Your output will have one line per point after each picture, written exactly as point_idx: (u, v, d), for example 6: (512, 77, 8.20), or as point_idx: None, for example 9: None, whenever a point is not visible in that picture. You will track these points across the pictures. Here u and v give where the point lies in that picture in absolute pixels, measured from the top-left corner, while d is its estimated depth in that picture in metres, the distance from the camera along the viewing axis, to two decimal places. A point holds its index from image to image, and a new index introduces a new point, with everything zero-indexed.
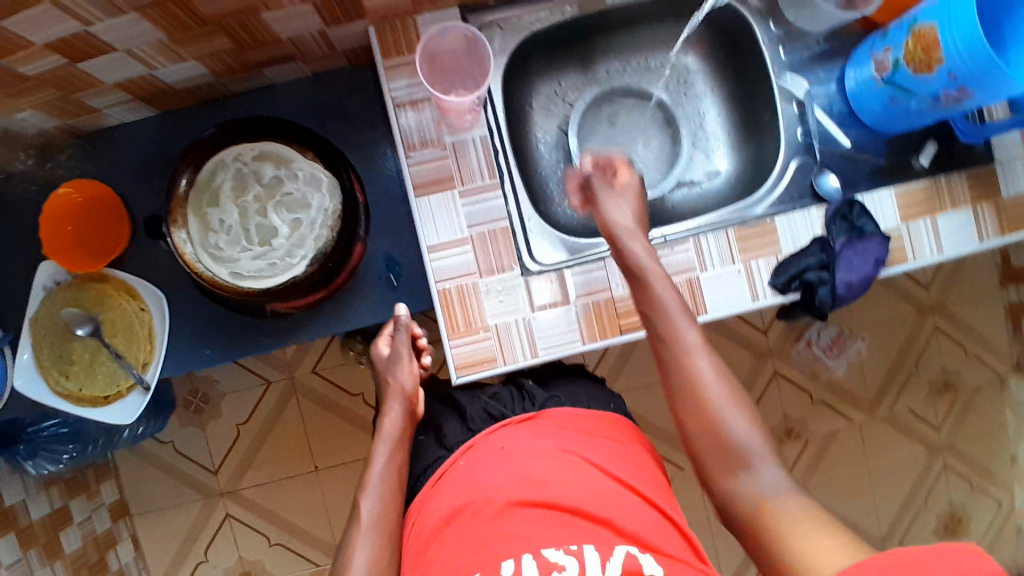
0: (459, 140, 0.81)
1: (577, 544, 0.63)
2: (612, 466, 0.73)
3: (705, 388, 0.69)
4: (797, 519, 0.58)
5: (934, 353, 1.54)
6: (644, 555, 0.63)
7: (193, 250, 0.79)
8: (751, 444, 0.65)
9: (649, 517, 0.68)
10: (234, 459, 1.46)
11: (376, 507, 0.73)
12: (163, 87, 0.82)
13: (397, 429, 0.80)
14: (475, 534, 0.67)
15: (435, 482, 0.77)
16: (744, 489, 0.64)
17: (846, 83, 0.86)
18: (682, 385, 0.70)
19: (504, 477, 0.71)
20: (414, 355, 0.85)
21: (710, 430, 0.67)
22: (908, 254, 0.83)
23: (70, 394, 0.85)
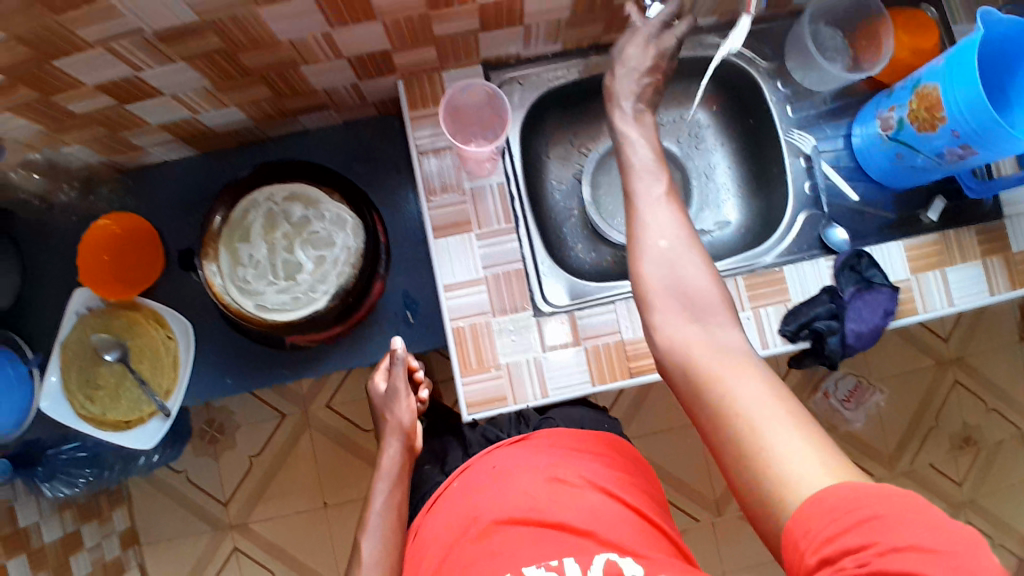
0: (478, 186, 0.85)
1: (558, 559, 0.62)
2: (599, 482, 0.74)
3: (663, 238, 0.63)
4: (763, 399, 0.53)
5: (954, 406, 1.51)
6: (624, 559, 0.62)
7: (223, 283, 0.84)
8: (709, 301, 0.61)
9: (634, 527, 0.68)
10: (246, 490, 1.47)
11: (377, 547, 0.76)
12: (205, 130, 0.88)
13: (396, 464, 0.83)
14: (463, 557, 0.67)
15: (431, 505, 0.79)
16: (698, 349, 0.59)
17: (853, 139, 0.90)
18: (642, 230, 0.65)
19: (496, 496, 0.73)
20: (411, 390, 0.87)
21: (669, 284, 0.62)
22: (918, 306, 0.84)
23: (94, 417, 0.88)
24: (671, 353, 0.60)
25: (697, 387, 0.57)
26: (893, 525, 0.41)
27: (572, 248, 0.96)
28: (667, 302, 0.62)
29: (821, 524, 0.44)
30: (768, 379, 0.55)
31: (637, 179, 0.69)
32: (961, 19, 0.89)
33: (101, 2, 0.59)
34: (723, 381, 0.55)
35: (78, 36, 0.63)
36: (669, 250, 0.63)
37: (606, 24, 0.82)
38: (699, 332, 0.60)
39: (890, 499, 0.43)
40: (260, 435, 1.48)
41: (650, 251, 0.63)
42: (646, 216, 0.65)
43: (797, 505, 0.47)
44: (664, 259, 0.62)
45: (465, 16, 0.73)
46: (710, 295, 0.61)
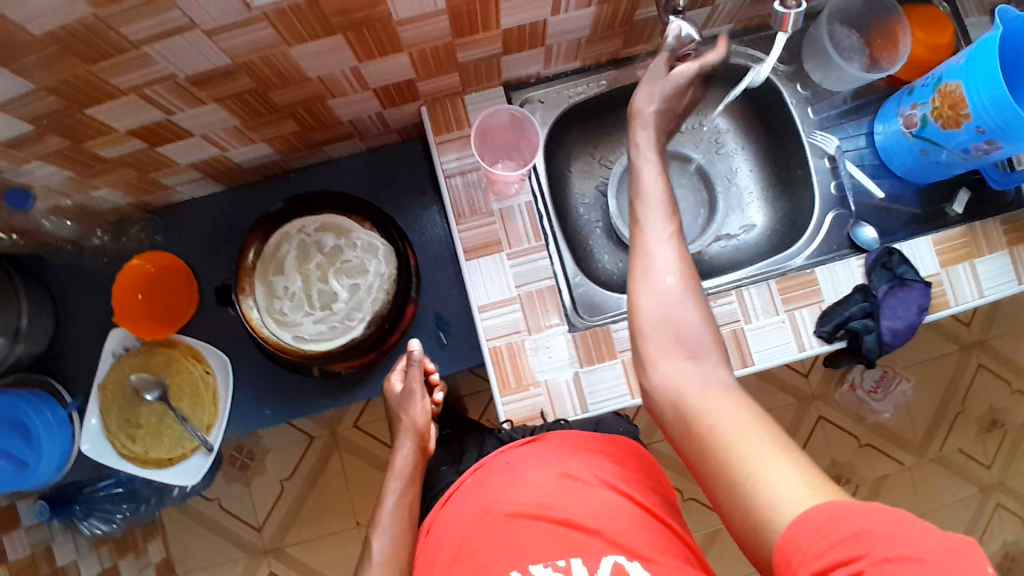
0: (506, 206, 0.85)
1: (564, 559, 0.61)
2: (611, 481, 0.70)
3: (666, 276, 0.62)
4: (751, 430, 0.52)
5: (979, 390, 1.51)
6: (632, 564, 0.60)
7: (260, 316, 0.85)
8: (702, 340, 0.60)
9: (642, 526, 0.65)
10: (280, 513, 1.48)
11: (389, 542, 0.74)
12: (231, 166, 0.88)
13: (408, 467, 0.81)
14: (468, 550, 0.66)
15: (443, 503, 0.77)
16: (689, 385, 0.58)
17: (876, 137, 0.90)
18: (644, 267, 0.63)
19: (504, 494, 0.71)
20: (425, 391, 0.85)
21: (665, 322, 0.61)
22: (949, 299, 0.84)
23: (137, 456, 0.89)
24: (664, 390, 0.59)
25: (688, 420, 0.57)
26: (882, 537, 0.41)
27: (600, 260, 0.96)
28: (662, 339, 0.61)
29: (810, 540, 0.44)
30: (756, 412, 0.55)
31: (644, 213, 0.66)
32: (973, 11, 0.89)
33: (136, 51, 0.60)
34: (713, 414, 0.55)
35: (111, 85, 0.64)
36: (671, 289, 0.62)
37: (624, 39, 0.83)
38: (691, 371, 0.59)
39: (878, 512, 0.43)
40: (290, 458, 1.49)
41: (654, 290, 0.62)
42: (651, 254, 0.64)
43: (785, 525, 0.46)
44: (664, 297, 0.61)
45: (489, 40, 0.74)
46: (702, 333, 0.61)
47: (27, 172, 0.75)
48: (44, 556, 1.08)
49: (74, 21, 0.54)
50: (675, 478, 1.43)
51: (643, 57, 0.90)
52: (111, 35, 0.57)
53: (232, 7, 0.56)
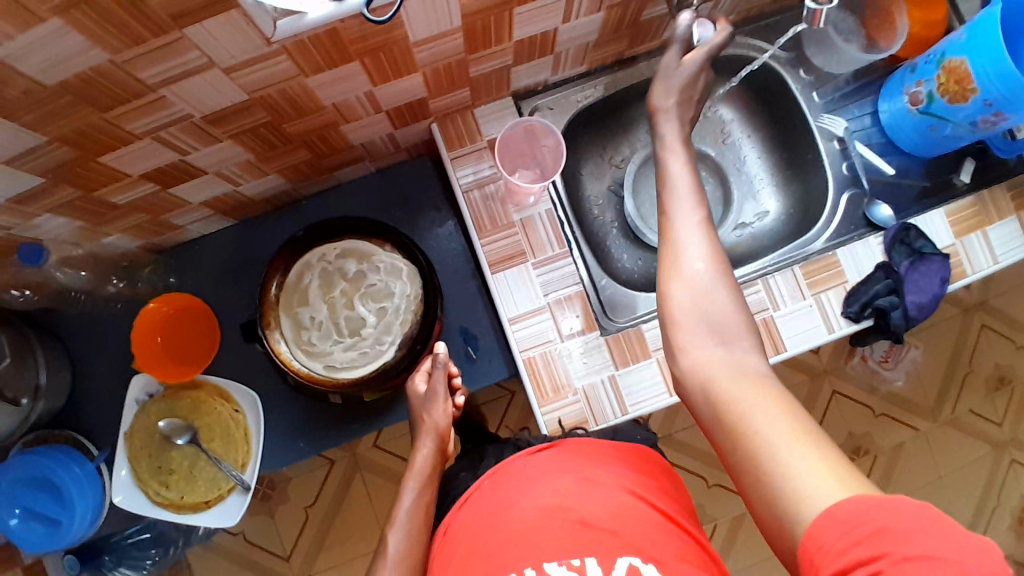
0: (527, 216, 0.85)
1: (579, 558, 0.61)
2: (631, 487, 0.70)
3: (697, 265, 0.62)
4: (779, 418, 0.52)
5: (987, 350, 1.54)
6: (647, 566, 0.60)
7: (289, 349, 0.85)
8: (732, 326, 0.60)
9: (656, 527, 0.65)
10: (307, 541, 1.44)
11: (403, 540, 0.72)
12: (243, 200, 0.87)
13: (428, 467, 0.79)
14: (482, 548, 0.66)
15: (462, 504, 0.75)
16: (717, 371, 0.58)
17: (880, 115, 0.92)
18: (675, 253, 0.64)
19: (526, 499, 0.69)
20: (448, 393, 0.83)
21: (697, 311, 0.61)
22: (967, 269, 0.85)
23: (171, 502, 0.87)
24: (696, 378, 0.59)
25: (718, 409, 0.57)
26: (905, 535, 0.41)
27: (619, 259, 0.96)
28: (690, 327, 0.61)
29: (832, 536, 0.44)
30: (787, 404, 0.54)
31: (674, 206, 0.67)
32: None
33: (152, 95, 0.58)
34: (740, 402, 0.55)
35: (126, 130, 0.62)
36: (701, 275, 0.62)
37: (630, 38, 0.83)
38: (720, 360, 0.59)
39: (906, 509, 0.43)
40: (311, 484, 1.46)
41: (686, 278, 0.62)
42: (682, 240, 0.64)
43: (808, 521, 0.46)
44: (695, 286, 0.62)
45: (499, 53, 0.74)
46: (734, 318, 0.61)
47: (36, 226, 0.73)
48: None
49: (89, 70, 0.52)
50: (699, 465, 1.44)
51: (648, 55, 0.90)
52: (128, 80, 0.55)
53: (252, 42, 0.55)
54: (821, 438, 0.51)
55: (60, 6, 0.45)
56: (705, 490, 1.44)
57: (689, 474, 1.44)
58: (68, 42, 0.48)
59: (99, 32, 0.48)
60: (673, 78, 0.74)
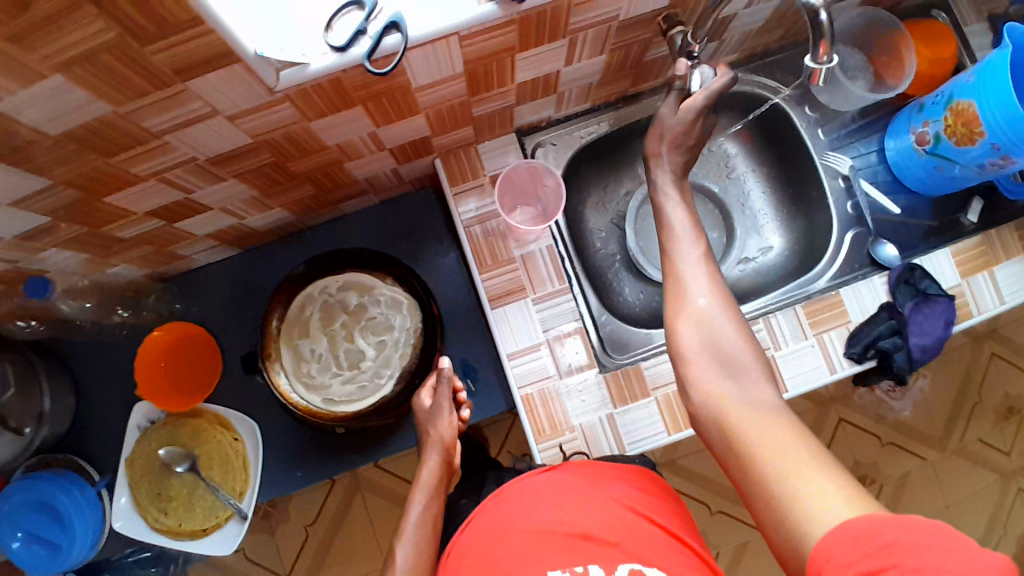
0: (527, 252, 0.85)
1: (582, 566, 0.62)
2: (632, 502, 0.70)
3: (701, 299, 0.63)
4: (789, 445, 0.53)
5: (997, 379, 1.52)
6: (647, 570, 0.62)
7: (288, 381, 0.85)
8: (739, 359, 0.60)
9: (659, 538, 0.66)
10: (306, 561, 1.42)
11: (413, 554, 0.72)
12: (248, 231, 0.88)
13: (435, 479, 0.79)
14: (489, 561, 0.66)
15: (468, 524, 0.75)
16: (728, 403, 0.58)
17: (887, 153, 0.91)
18: (676, 289, 0.65)
19: (535, 515, 0.69)
20: (453, 407, 0.83)
21: (704, 343, 0.62)
22: (973, 309, 0.84)
23: (170, 529, 0.87)
24: (708, 411, 0.60)
25: (732, 440, 0.57)
26: (913, 548, 0.41)
27: (621, 293, 0.96)
28: (699, 360, 0.61)
29: (841, 551, 0.44)
30: (799, 432, 0.54)
31: (674, 243, 0.69)
32: (971, 20, 0.90)
33: (156, 140, 0.59)
34: (752, 433, 0.55)
35: (132, 171, 0.63)
36: (705, 309, 0.63)
37: (633, 77, 0.84)
38: (732, 392, 0.59)
39: (917, 526, 0.42)
40: (312, 505, 1.43)
41: (689, 313, 0.63)
42: (685, 277, 0.65)
43: (818, 538, 0.46)
44: (699, 320, 0.62)
45: (502, 94, 0.74)
46: (741, 350, 0.61)
47: (43, 259, 0.74)
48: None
49: (93, 120, 0.53)
50: (702, 492, 1.43)
51: (652, 92, 0.90)
52: (132, 128, 0.56)
53: (255, 92, 0.56)
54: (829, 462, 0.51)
55: (62, 64, 0.46)
56: (708, 517, 1.43)
57: (693, 501, 1.43)
58: (71, 96, 0.49)
59: (101, 87, 0.49)
60: (670, 121, 0.76)
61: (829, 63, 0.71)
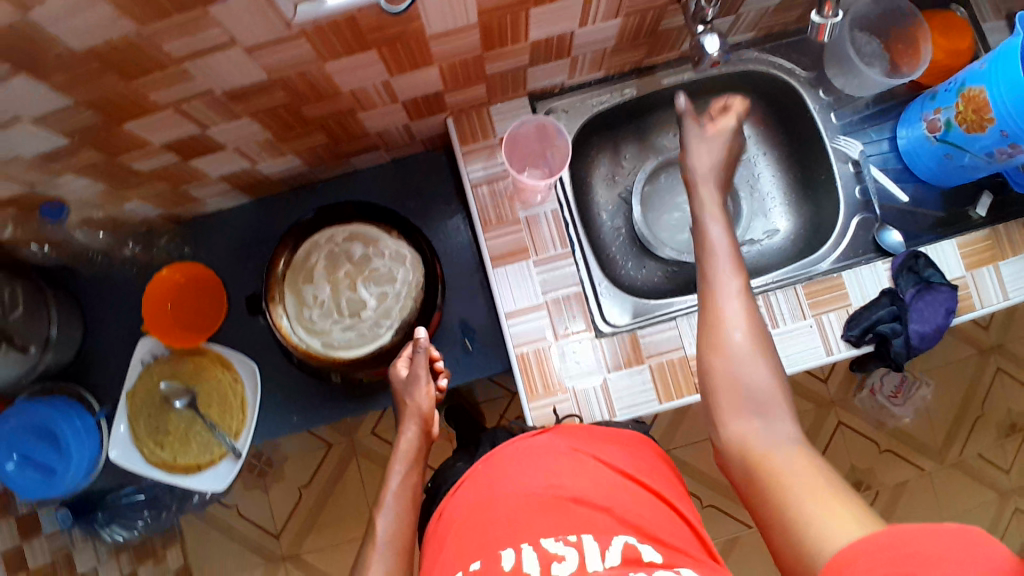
0: (532, 215, 0.86)
1: (576, 535, 0.61)
2: (620, 465, 0.71)
3: (737, 335, 0.65)
4: (809, 479, 0.55)
5: (997, 394, 1.50)
6: (643, 545, 0.61)
7: (290, 324, 0.88)
8: (772, 398, 0.63)
9: (646, 504, 0.66)
10: (297, 522, 1.39)
11: (391, 519, 0.71)
12: (260, 178, 0.91)
13: (412, 450, 0.78)
14: (476, 524, 0.65)
15: (457, 484, 0.75)
16: (756, 439, 0.61)
17: (898, 141, 0.91)
18: (711, 321, 0.68)
19: (522, 476, 0.69)
20: (430, 376, 0.81)
21: (738, 380, 0.64)
22: (976, 301, 0.84)
23: (165, 463, 0.88)
24: (736, 445, 0.62)
25: (757, 473, 0.59)
26: (927, 557, 0.39)
27: (623, 267, 0.96)
28: (730, 396, 0.64)
29: (865, 558, 0.44)
30: (822, 470, 0.56)
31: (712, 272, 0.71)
32: (990, 17, 0.90)
33: (175, 68, 0.61)
34: (776, 466, 0.58)
35: (151, 98, 0.65)
36: (740, 346, 0.65)
37: (647, 47, 0.85)
38: (760, 429, 0.62)
39: (940, 537, 0.40)
40: (307, 466, 1.40)
41: (727, 348, 0.65)
42: (723, 311, 0.67)
43: (833, 555, 0.48)
44: (736, 355, 0.64)
45: (517, 52, 0.76)
46: (771, 388, 0.63)
47: (62, 185, 0.76)
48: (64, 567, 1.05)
49: (117, 39, 0.55)
50: (694, 483, 1.43)
51: (666, 66, 0.91)
52: (153, 52, 0.58)
53: (273, 25, 0.58)
54: (847, 496, 0.53)
55: None
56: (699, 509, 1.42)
57: None
58: (98, 11, 0.51)
59: (128, 4, 0.52)
60: (708, 144, 0.82)
61: (834, 18, 0.74)
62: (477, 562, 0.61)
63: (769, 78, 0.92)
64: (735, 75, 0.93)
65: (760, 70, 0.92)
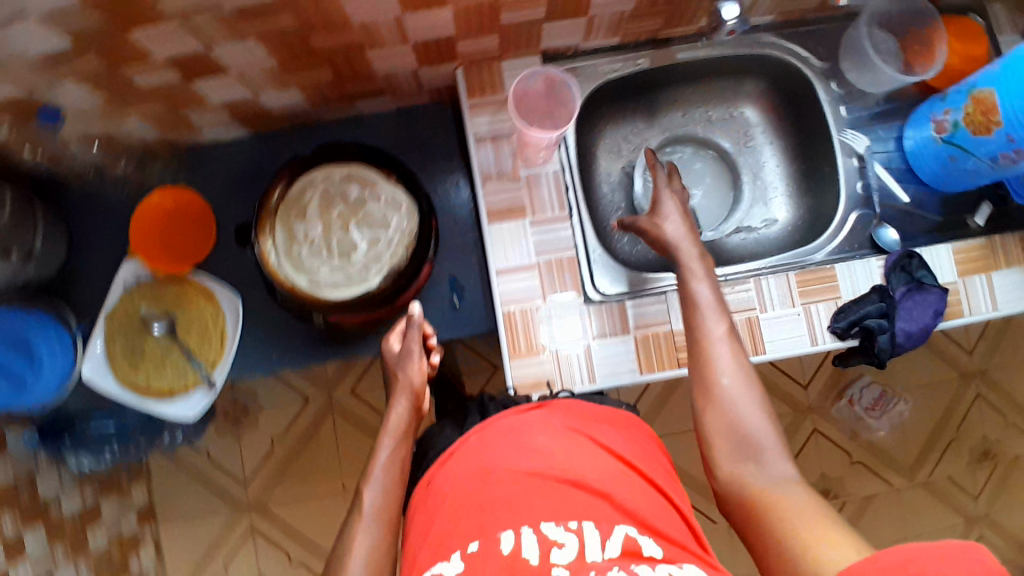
0: (533, 174, 0.86)
1: (577, 522, 0.59)
2: (617, 451, 0.70)
3: (726, 380, 0.69)
4: (806, 512, 0.58)
5: (974, 418, 1.51)
6: (643, 537, 0.59)
7: (278, 259, 0.87)
8: (765, 439, 0.66)
9: (644, 492, 0.65)
10: (267, 473, 1.35)
11: (379, 492, 0.70)
12: (261, 111, 0.90)
13: (403, 425, 0.77)
14: (472, 503, 0.64)
15: (446, 459, 0.73)
16: (751, 478, 0.64)
17: (905, 142, 0.91)
18: (698, 369, 0.72)
19: (519, 456, 0.68)
20: (424, 352, 0.81)
21: (731, 422, 0.68)
22: (965, 308, 0.84)
23: (136, 387, 0.86)
24: (733, 485, 0.65)
25: (754, 507, 0.62)
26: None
27: (618, 242, 0.94)
28: (722, 438, 0.67)
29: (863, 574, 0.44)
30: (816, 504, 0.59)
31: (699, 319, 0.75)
32: (1007, 29, 0.90)
33: None
34: (770, 500, 0.61)
35: (156, 6, 0.64)
36: (727, 390, 0.69)
37: (664, 16, 0.84)
38: (755, 472, 0.65)
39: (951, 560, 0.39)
40: (282, 418, 1.36)
41: (717, 396, 0.69)
42: (711, 358, 0.72)
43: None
44: (728, 400, 0.68)
45: (533, 5, 0.75)
46: (766, 429, 0.67)
47: (57, 91, 0.75)
48: (26, 488, 0.97)
49: None
50: None
51: (682, 40, 0.91)
52: None
53: None
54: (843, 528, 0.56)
55: None
56: None
57: None
58: None
59: None
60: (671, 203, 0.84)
61: None
62: (476, 543, 0.60)
63: (780, 64, 0.92)
64: (747, 59, 0.93)
65: (771, 54, 0.91)
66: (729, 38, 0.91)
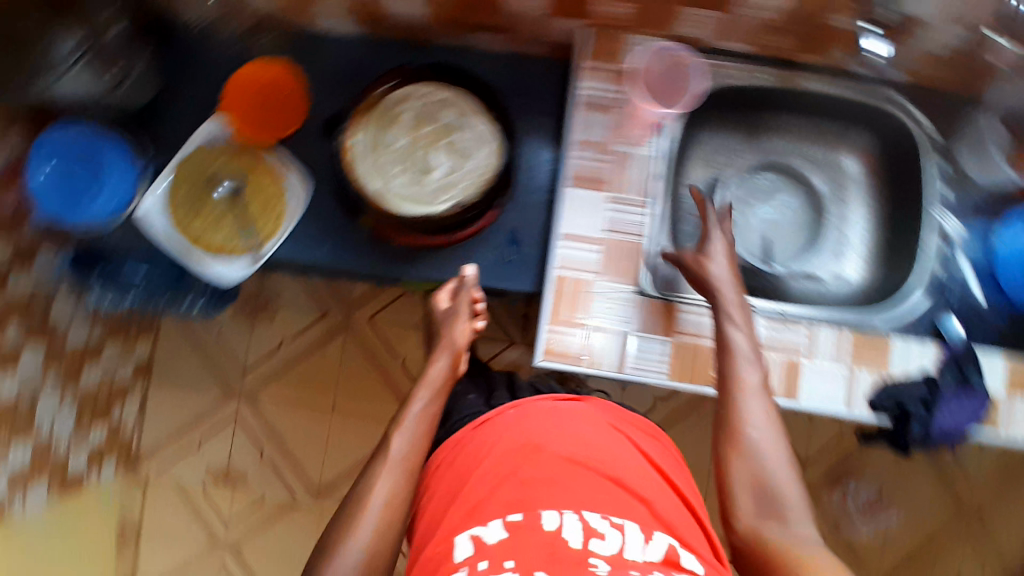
0: (629, 152, 0.86)
1: (621, 519, 0.60)
2: (656, 458, 0.69)
3: (756, 433, 0.66)
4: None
5: (957, 553, 1.40)
6: (684, 552, 0.59)
7: (360, 154, 0.88)
8: (790, 501, 0.62)
9: (681, 507, 0.65)
10: (263, 369, 1.36)
11: (408, 442, 0.69)
12: (383, 14, 0.91)
13: (441, 378, 0.77)
14: (511, 474, 0.63)
15: (477, 425, 0.72)
16: (777, 534, 0.61)
17: (993, 242, 0.88)
18: (730, 418, 0.69)
19: (558, 436, 0.67)
20: (470, 315, 0.84)
21: (759, 476, 0.64)
22: (1002, 424, 0.82)
23: (188, 236, 0.86)
24: (753, 538, 0.62)
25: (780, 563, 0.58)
26: None
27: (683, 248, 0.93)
28: (748, 491, 0.64)
29: None
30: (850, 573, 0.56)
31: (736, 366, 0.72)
32: None
33: None
34: (801, 558, 0.58)
35: None
36: (760, 442, 0.66)
37: (800, 36, 0.82)
38: (781, 529, 0.61)
39: None
40: (300, 319, 1.37)
41: (745, 447, 0.66)
42: (745, 408, 0.68)
43: None
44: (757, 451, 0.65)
45: None
46: (794, 490, 0.63)
47: None
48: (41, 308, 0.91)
49: None
50: None
51: (812, 69, 0.89)
52: None
53: None
54: None
55: None
56: None
57: None
58: None
59: None
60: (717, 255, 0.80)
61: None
62: (518, 515, 0.60)
63: (897, 124, 0.91)
64: (867, 108, 0.91)
65: (889, 109, 0.90)
66: (860, 79, 0.89)
